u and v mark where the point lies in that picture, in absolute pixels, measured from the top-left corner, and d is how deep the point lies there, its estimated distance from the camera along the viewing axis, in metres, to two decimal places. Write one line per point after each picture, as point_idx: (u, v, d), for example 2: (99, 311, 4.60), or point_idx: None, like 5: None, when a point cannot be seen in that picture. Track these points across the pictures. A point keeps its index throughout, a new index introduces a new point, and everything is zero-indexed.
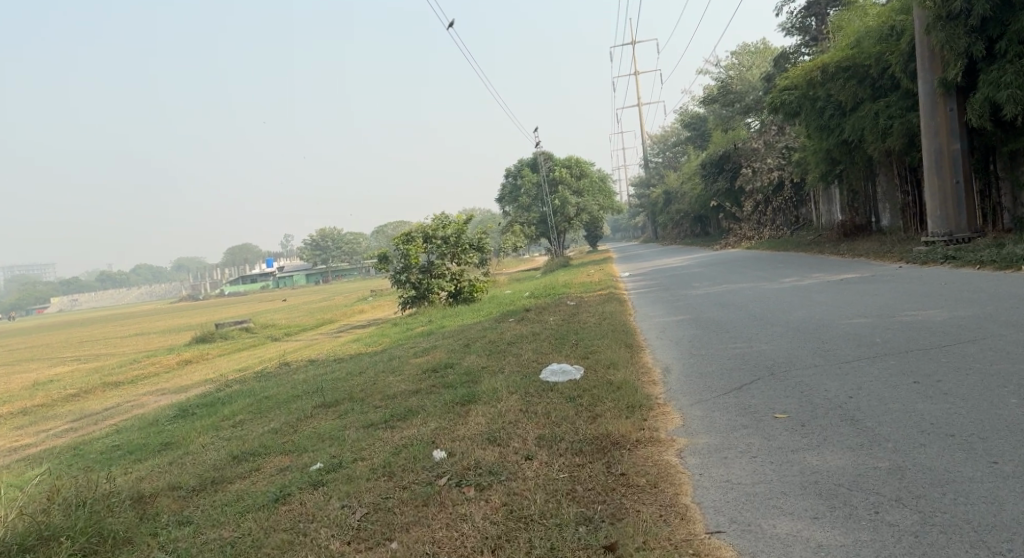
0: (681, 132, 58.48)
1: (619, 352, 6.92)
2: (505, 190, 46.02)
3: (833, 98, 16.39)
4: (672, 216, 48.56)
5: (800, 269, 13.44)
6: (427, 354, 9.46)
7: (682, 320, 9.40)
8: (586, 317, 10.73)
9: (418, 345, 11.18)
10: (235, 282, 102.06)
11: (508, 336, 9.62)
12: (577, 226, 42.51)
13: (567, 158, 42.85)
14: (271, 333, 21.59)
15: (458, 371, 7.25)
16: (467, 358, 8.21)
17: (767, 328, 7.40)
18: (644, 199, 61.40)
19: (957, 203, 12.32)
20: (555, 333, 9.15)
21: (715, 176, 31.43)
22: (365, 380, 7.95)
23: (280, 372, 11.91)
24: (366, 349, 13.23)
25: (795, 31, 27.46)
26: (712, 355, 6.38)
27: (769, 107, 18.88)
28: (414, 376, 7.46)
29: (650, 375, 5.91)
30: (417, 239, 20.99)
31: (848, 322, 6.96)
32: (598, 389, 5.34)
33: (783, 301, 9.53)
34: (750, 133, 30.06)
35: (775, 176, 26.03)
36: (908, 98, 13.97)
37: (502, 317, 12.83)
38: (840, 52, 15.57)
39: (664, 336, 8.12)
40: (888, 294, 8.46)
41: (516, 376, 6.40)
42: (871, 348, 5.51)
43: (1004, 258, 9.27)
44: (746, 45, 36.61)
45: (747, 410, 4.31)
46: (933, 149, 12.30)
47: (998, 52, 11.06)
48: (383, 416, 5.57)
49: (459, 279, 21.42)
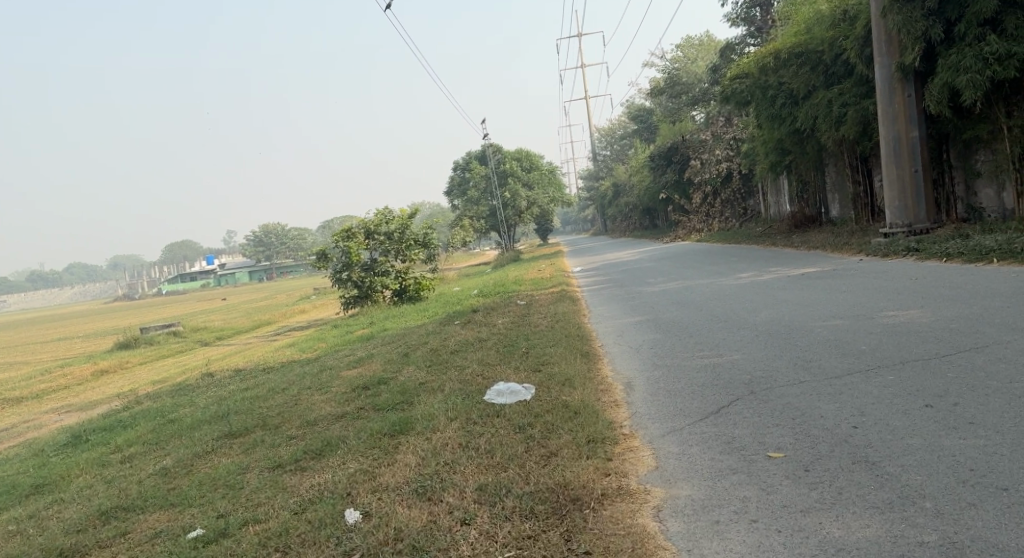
0: (629, 125, 58.30)
1: (574, 364, 6.11)
2: (453, 182, 45.06)
3: (785, 86, 15.97)
4: (621, 209, 48.32)
5: (758, 263, 12.91)
6: (360, 365, 8.50)
7: (640, 322, 8.70)
8: (537, 318, 9.92)
9: (353, 353, 10.14)
10: (174, 281, 98.16)
11: (452, 342, 8.74)
12: (528, 220, 41.77)
13: (516, 151, 42.01)
14: (201, 337, 20.14)
15: (391, 389, 6.31)
16: (404, 371, 7.28)
17: (736, 331, 6.73)
18: (594, 193, 61.05)
19: (916, 193, 11.95)
20: (503, 340, 8.29)
21: (664, 168, 31.08)
22: (287, 399, 6.95)
23: (201, 385, 10.73)
24: (299, 356, 12.13)
25: (741, 23, 26.85)
26: (679, 368, 5.66)
27: (721, 96, 18.38)
28: (341, 394, 6.49)
29: (610, 393, 5.12)
30: (358, 235, 20.01)
31: (823, 325, 6.32)
32: (552, 414, 4.50)
33: (746, 299, 8.92)
34: (698, 125, 29.76)
35: (724, 168, 25.71)
36: (862, 86, 13.58)
37: (448, 320, 11.89)
38: (793, 39, 15.16)
39: (622, 342, 7.38)
40: (859, 291, 7.88)
41: (456, 397, 5.51)
42: (860, 358, 4.84)
43: (972, 250, 8.80)
44: (690, 37, 36.42)
45: (732, 446, 3.56)
46: (892, 136, 11.90)
47: (957, 35, 10.63)
48: (293, 454, 4.63)
49: (404, 276, 20.47)
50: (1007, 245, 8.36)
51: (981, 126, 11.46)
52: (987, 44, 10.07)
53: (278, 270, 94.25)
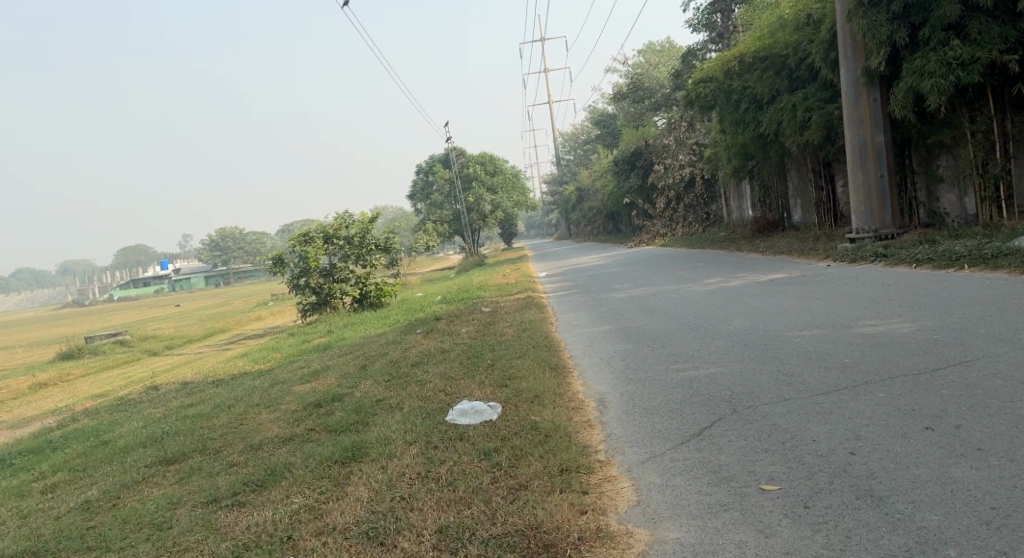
0: (593, 130, 58.47)
1: (542, 378, 5.73)
2: (415, 186, 44.42)
3: (750, 91, 15.89)
4: (585, 213, 48.29)
5: (725, 269, 12.74)
6: (315, 379, 7.98)
7: (609, 331, 8.37)
8: (502, 327, 9.52)
9: (308, 365, 9.60)
10: (127, 286, 95.06)
11: (412, 354, 8.28)
12: (492, 224, 41.40)
13: (479, 155, 41.65)
14: (150, 346, 19.23)
15: (344, 407, 5.83)
16: (360, 386, 6.80)
17: (710, 342, 6.43)
18: (557, 198, 60.99)
19: (881, 199, 11.93)
20: (467, 350, 7.87)
21: (627, 172, 31.05)
22: (231, 418, 6.41)
23: (144, 400, 10.04)
24: (253, 368, 11.51)
25: (702, 28, 26.95)
26: (654, 382, 5.32)
27: (685, 100, 18.25)
28: (290, 413, 5.99)
29: (582, 411, 4.76)
30: (317, 239, 19.30)
31: (801, 335, 6.06)
32: (520, 438, 4.10)
33: (717, 306, 8.66)
34: (661, 130, 29.78)
35: (688, 173, 25.71)
36: (826, 90, 13.53)
37: (409, 329, 11.40)
38: (756, 43, 15.05)
39: (592, 353, 7.03)
40: (832, 298, 7.68)
41: (415, 417, 5.07)
42: (845, 373, 4.57)
43: (941, 256, 8.73)
44: (652, 43, 36.55)
45: (719, 476, 3.23)
46: (857, 141, 11.86)
47: (921, 40, 10.58)
48: (231, 487, 4.14)
49: (365, 282, 19.85)
50: (977, 251, 8.30)
51: (944, 132, 11.49)
52: (951, 49, 10.04)
53: (235, 275, 92.04)
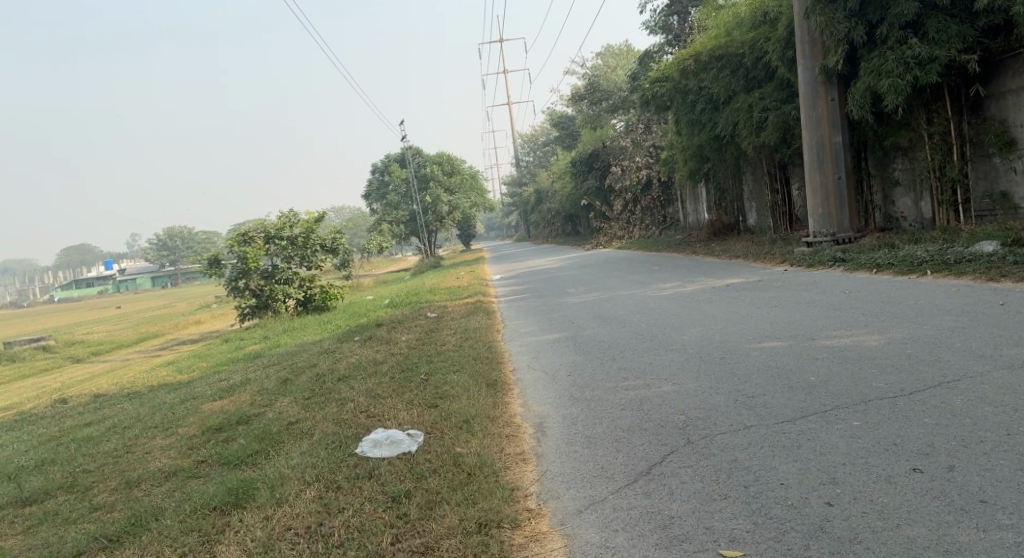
0: (552, 132, 58.11)
1: (476, 398, 5.06)
2: (370, 186, 43.22)
3: (706, 91, 15.50)
4: (544, 215, 47.83)
5: (680, 272, 12.29)
6: (230, 394, 7.16)
7: (557, 340, 7.74)
8: (444, 335, 8.84)
9: (230, 377, 8.75)
10: (70, 287, 91.14)
11: (341, 366, 7.54)
12: (449, 225, 40.63)
13: (436, 154, 40.79)
14: (75, 353, 17.93)
15: (247, 434, 5.05)
16: (274, 406, 6.02)
17: (664, 355, 5.86)
18: (517, 200, 60.44)
19: (839, 201, 11.62)
20: (401, 363, 7.14)
21: (585, 174, 30.64)
22: (120, 443, 5.57)
23: (45, 416, 9.02)
24: (175, 379, 10.58)
25: (659, 30, 26.72)
26: (600, 402, 4.71)
27: (641, 99, 17.80)
28: (185, 440, 5.18)
29: (516, 440, 4.12)
30: (257, 239, 18.34)
31: (762, 348, 5.54)
32: (437, 478, 3.44)
33: (672, 314, 8.12)
34: (618, 131, 29.45)
35: (644, 175, 25.38)
36: (783, 90, 13.18)
37: (346, 336, 10.61)
38: (713, 42, 14.66)
39: (536, 366, 6.40)
40: (793, 306, 7.20)
41: (323, 447, 4.34)
42: (813, 395, 4.02)
43: (903, 261, 8.38)
44: (609, 46, 36.18)
45: (669, 534, 2.62)
46: (815, 141, 11.53)
47: (879, 38, 10.27)
48: (79, 543, 3.39)
49: (310, 285, 19.03)
50: (939, 256, 7.96)
51: (901, 133, 11.24)
52: (909, 47, 9.74)
53: (184, 276, 88.96)
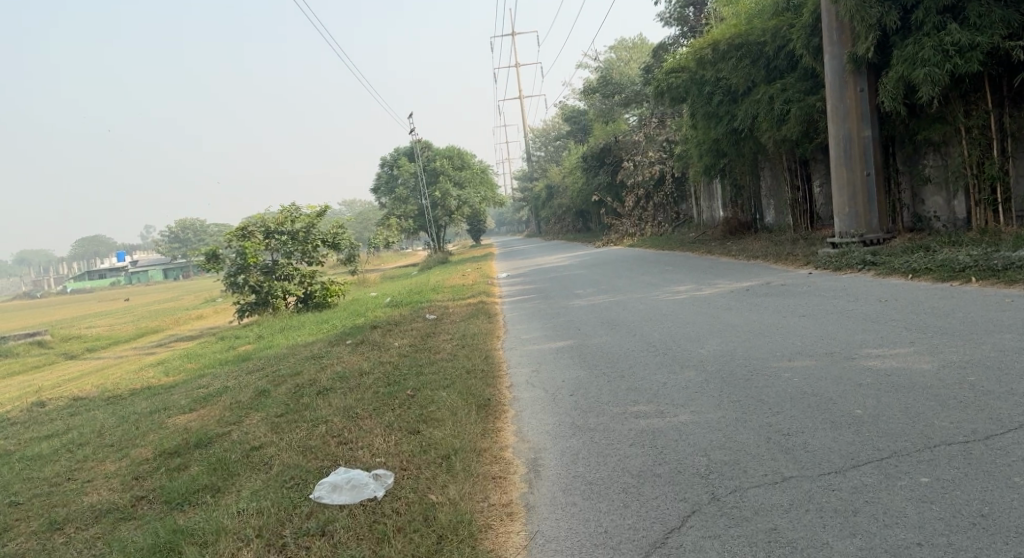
0: (564, 126, 57.08)
1: (462, 424, 4.41)
2: (378, 179, 42.58)
3: (724, 82, 14.71)
4: (555, 210, 47.06)
5: (695, 273, 11.55)
6: (201, 407, 6.53)
7: (561, 350, 7.05)
8: (439, 341, 8.18)
9: (210, 384, 8.12)
10: (82, 278, 91.29)
11: (325, 376, 6.90)
12: (458, 220, 39.92)
13: (446, 148, 40.06)
14: (69, 349, 17.36)
15: (202, 461, 4.42)
16: (242, 425, 5.38)
17: (678, 374, 5.17)
18: (527, 195, 59.55)
19: (868, 199, 10.84)
20: (388, 375, 6.49)
21: (596, 169, 29.88)
22: (65, 466, 4.93)
23: (14, 423, 8.39)
24: (158, 382, 9.96)
25: (674, 21, 25.82)
26: (605, 434, 4.03)
27: (655, 91, 17.00)
28: (132, 466, 4.56)
29: (504, 483, 3.47)
30: (256, 234, 17.73)
31: (792, 368, 4.84)
32: (403, 543, 2.80)
33: (688, 322, 7.40)
34: (631, 125, 28.57)
35: (658, 170, 24.55)
36: (807, 81, 12.41)
37: (339, 339, 9.95)
38: (732, 30, 13.85)
39: (534, 382, 5.73)
40: (823, 317, 6.49)
41: (277, 486, 3.70)
42: (862, 440, 3.35)
43: (942, 266, 7.63)
44: (623, 39, 35.31)
45: None
46: (843, 135, 10.77)
47: (915, 23, 9.51)
48: None
49: (310, 282, 18.45)
50: (984, 261, 7.21)
51: (935, 127, 10.47)
52: (948, 33, 8.97)
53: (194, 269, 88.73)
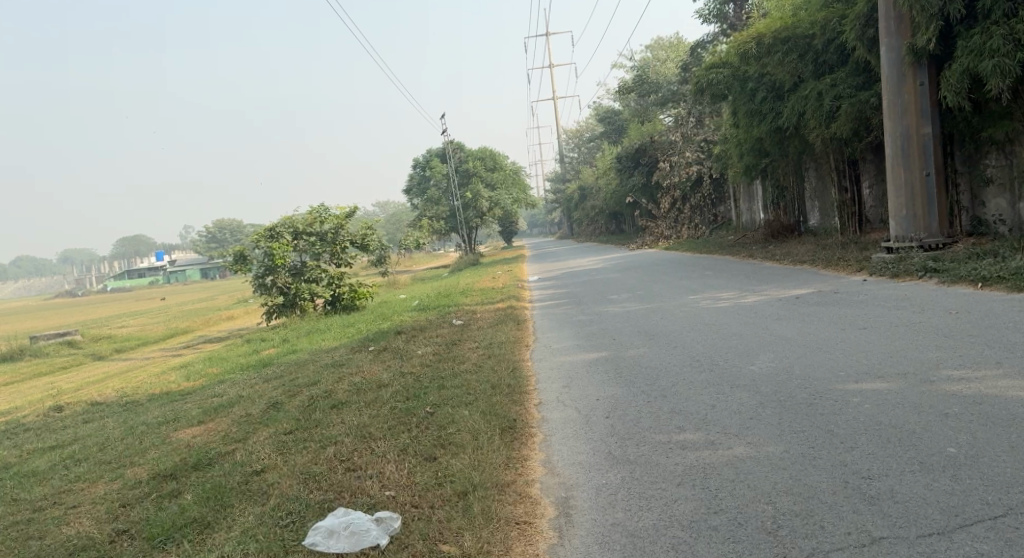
0: (597, 127, 56.42)
1: (485, 452, 3.91)
2: (410, 180, 42.38)
3: (768, 78, 13.98)
4: (587, 212, 46.36)
5: (738, 279, 10.88)
6: (211, 419, 6.14)
7: (594, 363, 6.50)
8: (464, 350, 7.69)
9: (227, 392, 7.75)
10: (123, 277, 93.21)
11: (342, 387, 6.47)
12: (490, 222, 39.47)
13: (478, 149, 39.68)
14: (98, 349, 17.31)
15: (197, 487, 4.01)
16: (248, 442, 4.96)
17: (728, 395, 4.58)
18: (560, 198, 58.93)
19: (927, 201, 10.05)
20: (408, 388, 6.02)
21: (631, 170, 29.19)
22: (54, 487, 4.55)
23: (28, 429, 8.12)
24: (178, 388, 9.66)
25: (712, 19, 25.02)
26: (648, 468, 3.50)
27: (694, 88, 16.31)
28: (123, 490, 4.16)
29: (532, 531, 2.97)
30: (284, 235, 17.49)
31: (861, 393, 4.23)
32: None
33: (734, 333, 6.79)
34: (668, 125, 27.81)
35: (695, 171, 23.79)
36: (859, 76, 11.65)
37: (361, 346, 9.53)
38: (778, 23, 13.13)
39: (565, 399, 5.20)
40: (887, 331, 5.84)
41: (272, 523, 3.25)
42: (963, 492, 2.79)
43: (1019, 274, 6.91)
44: (660, 38, 34.55)
45: None
46: (900, 132, 10.02)
47: (981, 12, 8.79)
48: None
49: (338, 283, 18.15)
50: None
51: (1002, 123, 9.67)
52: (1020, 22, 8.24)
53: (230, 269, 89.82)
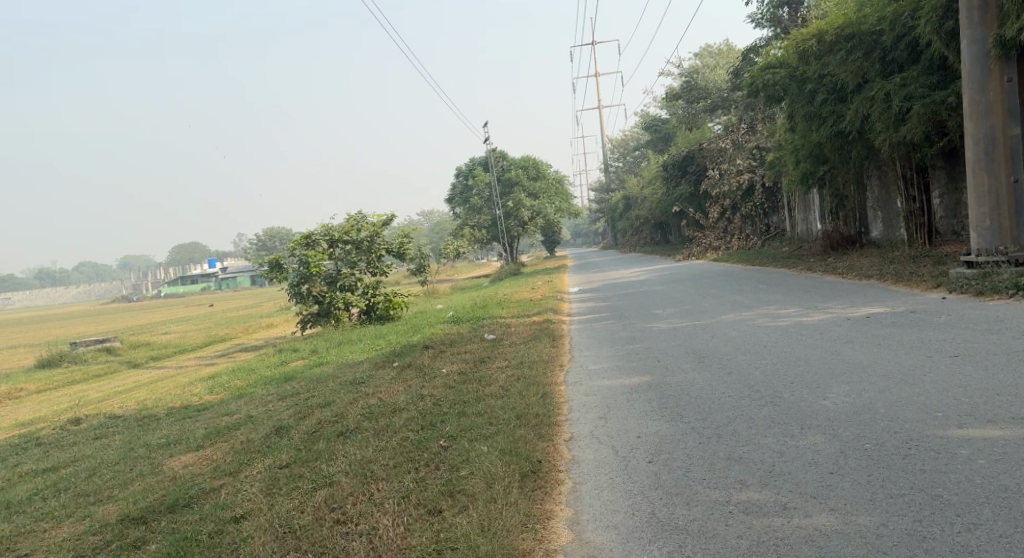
0: (644, 136, 55.26)
1: (500, 509, 3.21)
2: (453, 189, 42.03)
3: (829, 78, 12.99)
4: (632, 222, 45.34)
5: (797, 294, 9.94)
6: (211, 444, 5.59)
7: (636, 389, 5.72)
8: (492, 370, 7.00)
9: (239, 411, 7.22)
10: (176, 283, 95.54)
11: (354, 411, 5.84)
12: (532, 231, 38.76)
13: (522, 158, 39.12)
14: (134, 357, 17.22)
15: (164, 538, 3.44)
16: (238, 476, 4.38)
17: (799, 442, 3.78)
18: (604, 207, 57.88)
19: (1015, 211, 8.96)
20: (425, 415, 5.36)
21: (678, 179, 28.18)
22: (17, 526, 4.05)
23: (38, 444, 7.75)
24: (197, 403, 9.22)
25: (766, 22, 23.97)
26: (704, 542, 2.75)
27: (747, 90, 15.34)
28: (85, 538, 3.63)
29: None
30: (320, 243, 17.17)
31: (970, 443, 3.39)
32: None
33: (799, 357, 5.94)
34: (717, 132, 26.73)
35: (747, 179, 22.77)
36: (933, 74, 10.63)
37: (386, 361, 8.92)
38: (841, 19, 12.17)
39: (601, 436, 4.44)
40: (987, 361, 4.93)
41: None
42: None
43: None
44: (709, 45, 33.46)
45: None
46: (984, 134, 8.99)
47: None
48: None
49: (374, 292, 17.71)
50: None
51: None
52: None
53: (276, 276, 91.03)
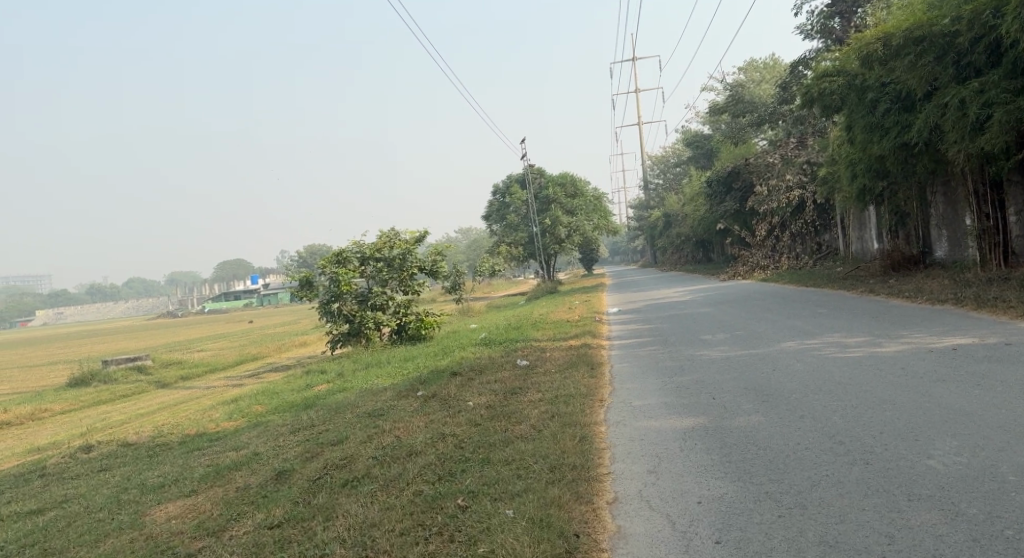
0: (685, 153, 53.95)
1: None
2: (490, 206, 41.46)
3: (893, 86, 12.00)
4: (672, 240, 44.13)
5: (864, 321, 8.96)
6: (204, 489, 4.95)
7: (690, 435, 4.89)
8: (523, 406, 6.22)
9: (247, 446, 6.58)
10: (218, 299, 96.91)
11: (366, 452, 5.14)
12: (570, 249, 37.86)
13: (560, 174, 38.35)
14: (163, 376, 16.89)
15: None
16: (220, 539, 3.73)
17: (912, 522, 2.95)
18: (644, 225, 56.67)
19: None
20: (444, 461, 4.62)
21: (723, 195, 27.08)
22: None
23: (39, 476, 7.24)
24: (211, 432, 8.61)
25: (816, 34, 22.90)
26: None
27: (801, 100, 14.41)
28: None
29: None
30: (352, 261, 16.67)
31: None
32: None
33: (883, 398, 5.05)
34: (764, 147, 25.59)
35: (797, 196, 21.62)
36: (1016, 79, 9.61)
37: (410, 389, 8.21)
38: (909, 20, 11.20)
39: (653, 500, 3.65)
40: None
41: None
42: None
43: None
44: (755, 58, 32.33)
45: None
46: None
47: None
48: None
49: (405, 312, 17.08)
50: None
51: None
52: None
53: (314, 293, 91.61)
